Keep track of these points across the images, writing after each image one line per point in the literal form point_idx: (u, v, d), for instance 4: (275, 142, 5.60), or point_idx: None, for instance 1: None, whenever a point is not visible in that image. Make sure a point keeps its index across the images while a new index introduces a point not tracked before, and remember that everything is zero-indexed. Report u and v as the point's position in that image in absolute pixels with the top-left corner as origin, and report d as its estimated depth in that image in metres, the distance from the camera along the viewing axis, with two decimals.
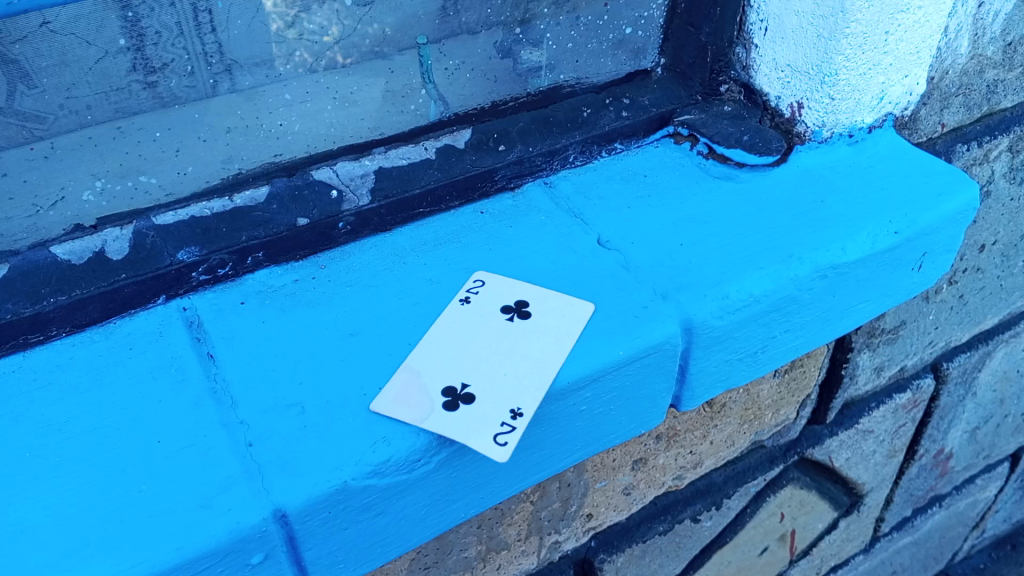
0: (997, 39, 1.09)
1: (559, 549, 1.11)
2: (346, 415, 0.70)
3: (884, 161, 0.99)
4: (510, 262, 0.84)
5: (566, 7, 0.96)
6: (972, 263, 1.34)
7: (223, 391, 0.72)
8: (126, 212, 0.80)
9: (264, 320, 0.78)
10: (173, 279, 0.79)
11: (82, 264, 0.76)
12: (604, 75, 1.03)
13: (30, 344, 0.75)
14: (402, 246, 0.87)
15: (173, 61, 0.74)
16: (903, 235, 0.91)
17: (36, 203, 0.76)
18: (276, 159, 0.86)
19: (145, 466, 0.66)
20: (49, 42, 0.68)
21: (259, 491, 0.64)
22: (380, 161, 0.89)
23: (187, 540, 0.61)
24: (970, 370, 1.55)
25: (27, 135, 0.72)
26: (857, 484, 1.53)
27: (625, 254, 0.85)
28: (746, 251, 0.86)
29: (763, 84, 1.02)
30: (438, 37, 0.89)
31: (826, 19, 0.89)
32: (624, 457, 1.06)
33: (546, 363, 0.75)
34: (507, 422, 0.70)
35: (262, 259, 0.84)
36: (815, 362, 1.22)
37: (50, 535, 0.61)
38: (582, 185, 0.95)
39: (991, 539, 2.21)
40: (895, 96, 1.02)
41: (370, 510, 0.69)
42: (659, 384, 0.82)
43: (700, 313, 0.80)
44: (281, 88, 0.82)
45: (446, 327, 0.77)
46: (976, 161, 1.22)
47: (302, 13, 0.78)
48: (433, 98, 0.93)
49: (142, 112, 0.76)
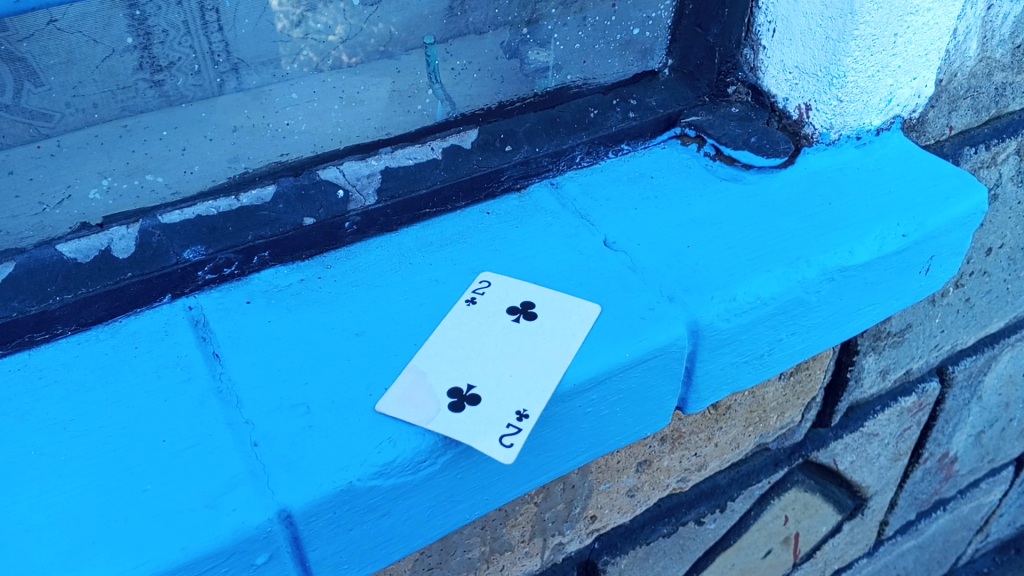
0: (1005, 42, 1.09)
1: (562, 550, 1.11)
2: (352, 415, 0.69)
3: (892, 164, 0.99)
4: (516, 263, 0.84)
5: (573, 7, 0.95)
6: (979, 267, 1.33)
7: (229, 390, 0.71)
8: (132, 211, 0.80)
9: (270, 320, 0.78)
10: (178, 278, 0.79)
11: (89, 263, 0.77)
12: (611, 76, 1.02)
13: (35, 343, 0.75)
14: (408, 246, 0.87)
15: (180, 60, 0.74)
16: (911, 238, 0.90)
17: (42, 201, 0.76)
18: (282, 158, 0.86)
19: (150, 466, 0.66)
20: (56, 40, 0.68)
21: (264, 491, 0.64)
22: (387, 161, 0.89)
23: (192, 540, 0.61)
24: (975, 374, 1.54)
25: (33, 133, 0.72)
26: (862, 487, 1.52)
27: (632, 255, 0.85)
28: (753, 253, 0.85)
29: (770, 85, 1.02)
30: (445, 37, 0.89)
31: (835, 21, 0.89)
32: (628, 459, 1.06)
33: (552, 365, 0.74)
34: (512, 424, 0.70)
35: (268, 258, 0.83)
36: (821, 365, 1.21)
37: (54, 534, 0.61)
38: (589, 186, 0.95)
39: (995, 543, 2.21)
40: (903, 98, 1.01)
41: (375, 511, 0.69)
42: (665, 386, 0.82)
43: (706, 315, 0.79)
44: (288, 87, 0.82)
45: (452, 327, 0.77)
46: (984, 164, 1.22)
47: (308, 13, 0.78)
48: (440, 98, 0.92)
49: (148, 110, 0.76)
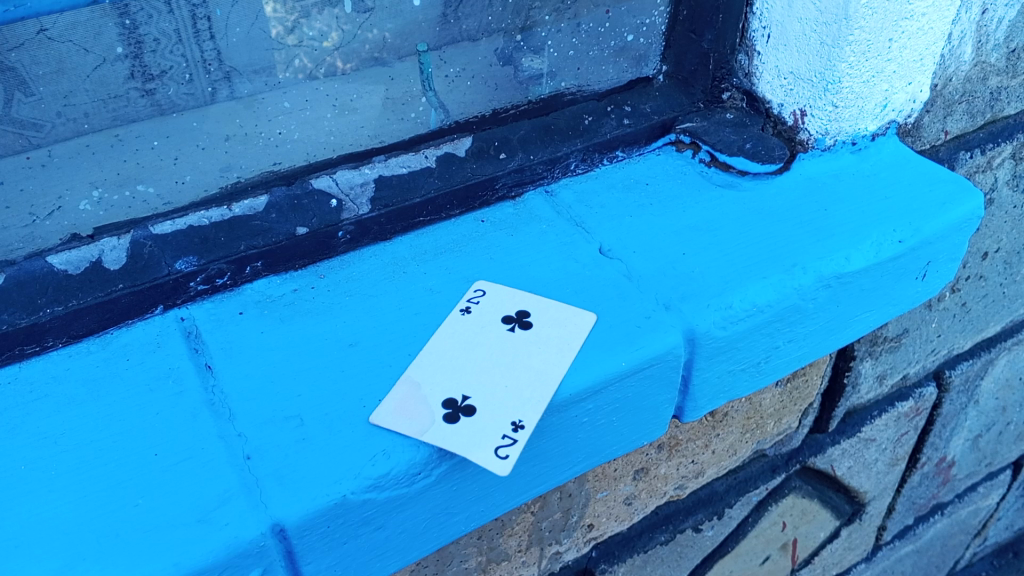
0: (999, 47, 1.09)
1: (560, 559, 1.10)
2: (345, 428, 0.69)
3: (888, 169, 0.99)
4: (512, 272, 0.84)
5: (568, 14, 0.95)
6: (975, 271, 1.33)
7: (221, 402, 0.71)
8: (123, 221, 0.79)
9: (262, 331, 0.77)
10: (170, 289, 0.79)
11: (79, 274, 0.76)
12: (605, 83, 1.02)
13: (26, 355, 0.74)
14: (402, 254, 0.86)
15: (171, 68, 0.74)
16: (907, 244, 0.90)
17: (33, 212, 0.75)
18: (275, 167, 0.85)
19: (142, 480, 0.65)
20: (46, 50, 0.67)
21: (258, 505, 0.63)
22: (380, 170, 0.89)
23: (184, 555, 0.60)
24: (972, 378, 1.54)
25: (23, 144, 0.72)
26: (860, 493, 1.52)
27: (628, 263, 0.84)
28: (749, 260, 0.85)
29: (766, 91, 1.01)
30: (438, 44, 0.89)
31: (829, 27, 0.89)
32: (626, 467, 1.05)
33: (548, 375, 0.74)
34: (508, 435, 0.70)
35: (261, 268, 0.83)
36: (817, 370, 1.21)
37: (44, 550, 0.60)
38: (584, 194, 0.94)
39: (993, 546, 2.20)
40: (899, 103, 1.01)
41: (369, 524, 0.68)
42: (662, 395, 0.81)
43: (703, 323, 0.79)
44: (280, 96, 0.82)
45: (447, 337, 0.77)
46: (979, 169, 1.21)
47: (302, 20, 0.78)
48: (434, 106, 0.92)
49: (140, 119, 0.75)
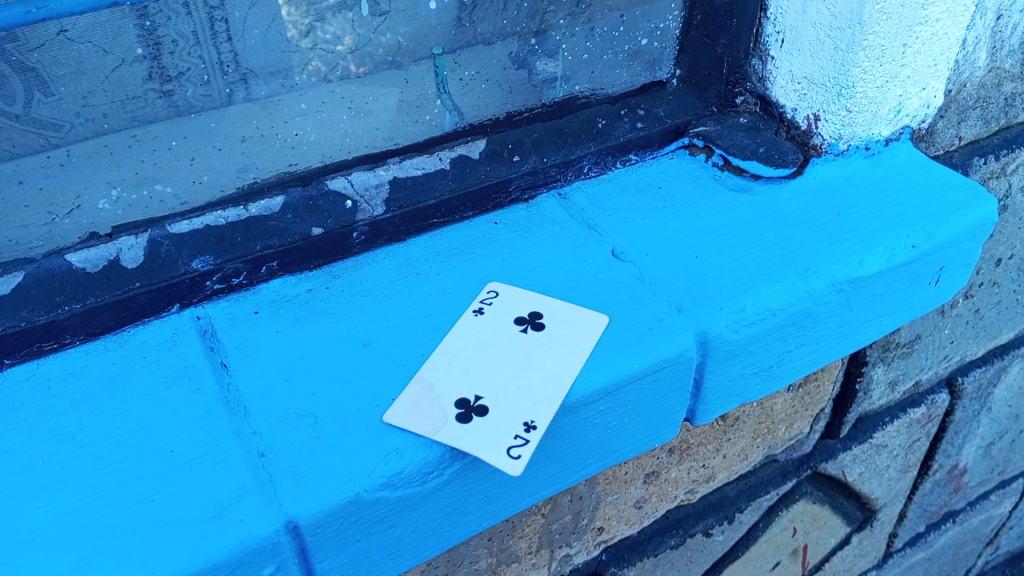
0: (1014, 52, 1.09)
1: (570, 562, 1.10)
2: (358, 427, 0.69)
3: (901, 174, 0.98)
4: (525, 273, 0.84)
5: (582, 18, 0.96)
6: (988, 277, 1.32)
7: (236, 400, 0.71)
8: (140, 220, 0.80)
9: (277, 330, 0.78)
10: (186, 288, 0.79)
11: (97, 272, 0.76)
12: (619, 87, 1.03)
13: (44, 352, 0.75)
14: (415, 256, 0.87)
15: (189, 70, 0.75)
16: (921, 249, 0.90)
17: (52, 211, 0.76)
18: (292, 168, 0.86)
19: (158, 476, 0.66)
20: (66, 50, 0.68)
21: (271, 502, 0.64)
22: (395, 171, 0.90)
23: (199, 551, 0.61)
24: (985, 385, 1.53)
25: (43, 143, 0.73)
26: (870, 499, 1.51)
27: (640, 266, 0.84)
28: (762, 264, 0.85)
29: (779, 96, 1.02)
30: (453, 47, 0.89)
31: (843, 32, 0.89)
32: (636, 470, 1.05)
33: (560, 376, 0.74)
34: (520, 435, 0.70)
35: (276, 268, 0.83)
36: (829, 375, 1.20)
37: (61, 545, 0.61)
38: (597, 196, 0.95)
39: (1005, 555, 2.18)
40: (913, 108, 1.01)
41: (382, 522, 0.69)
42: (673, 398, 0.81)
43: (715, 326, 0.79)
44: (297, 98, 0.83)
45: (459, 338, 0.77)
46: (993, 175, 1.21)
47: (317, 23, 0.79)
48: (448, 108, 0.93)
49: (158, 120, 0.76)
